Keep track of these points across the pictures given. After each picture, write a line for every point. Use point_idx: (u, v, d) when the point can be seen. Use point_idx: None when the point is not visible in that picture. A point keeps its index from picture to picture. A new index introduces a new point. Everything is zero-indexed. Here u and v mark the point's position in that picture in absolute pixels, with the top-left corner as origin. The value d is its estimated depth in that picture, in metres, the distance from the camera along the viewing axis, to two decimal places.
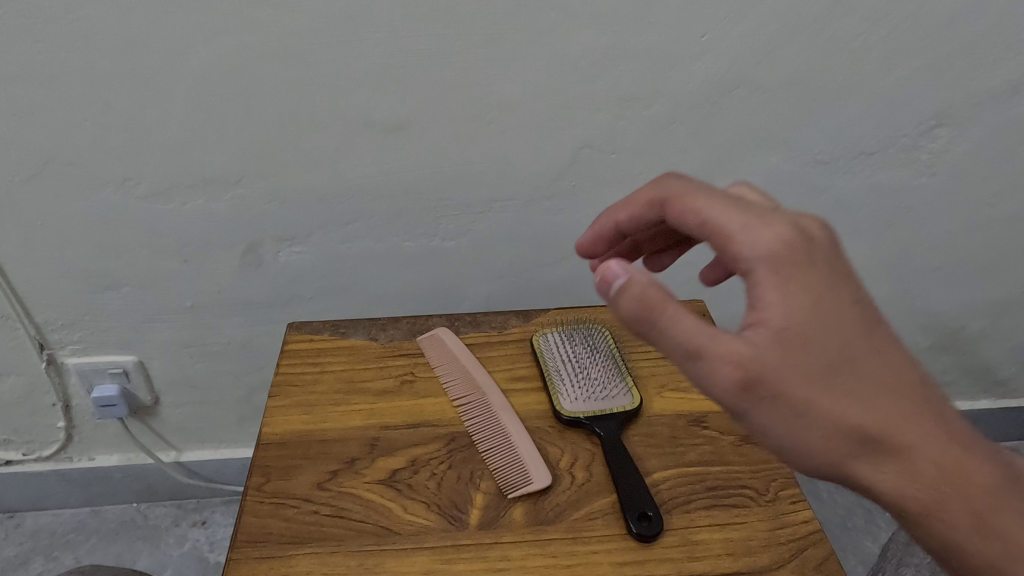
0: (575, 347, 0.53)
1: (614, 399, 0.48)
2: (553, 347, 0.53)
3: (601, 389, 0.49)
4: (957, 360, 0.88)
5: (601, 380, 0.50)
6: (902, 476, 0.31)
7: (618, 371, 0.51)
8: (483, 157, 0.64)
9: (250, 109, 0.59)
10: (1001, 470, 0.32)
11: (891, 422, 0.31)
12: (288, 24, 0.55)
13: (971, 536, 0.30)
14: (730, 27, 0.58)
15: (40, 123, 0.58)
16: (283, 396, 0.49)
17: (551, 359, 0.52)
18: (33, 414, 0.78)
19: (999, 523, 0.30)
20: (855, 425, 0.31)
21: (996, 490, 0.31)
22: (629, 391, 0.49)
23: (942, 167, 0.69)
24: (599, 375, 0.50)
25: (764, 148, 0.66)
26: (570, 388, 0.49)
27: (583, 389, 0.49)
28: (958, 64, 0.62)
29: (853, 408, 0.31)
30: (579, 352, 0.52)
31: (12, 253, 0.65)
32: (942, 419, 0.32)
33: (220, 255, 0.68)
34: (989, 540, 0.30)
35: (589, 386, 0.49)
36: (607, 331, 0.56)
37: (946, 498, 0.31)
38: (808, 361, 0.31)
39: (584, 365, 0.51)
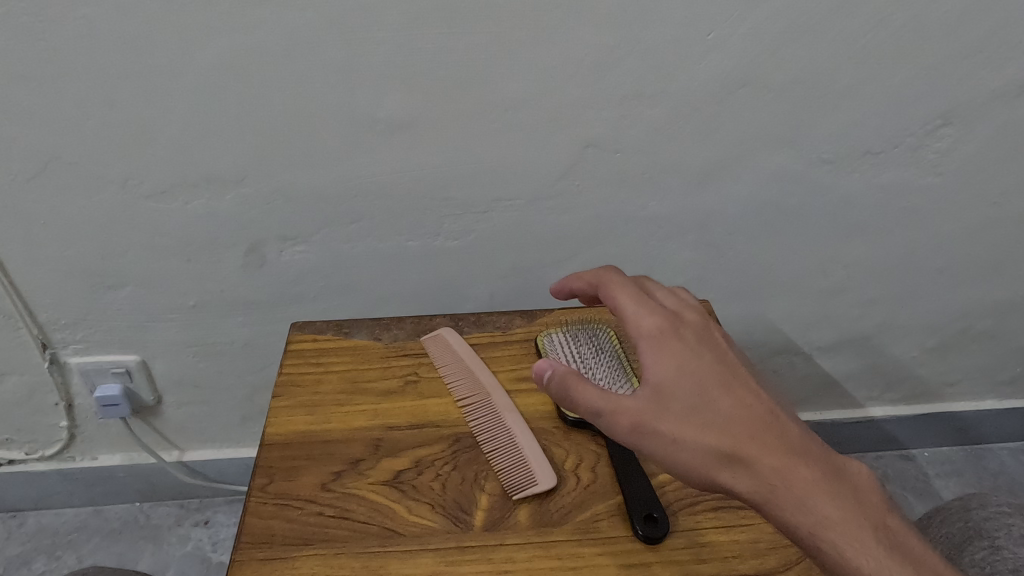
0: (579, 346, 0.53)
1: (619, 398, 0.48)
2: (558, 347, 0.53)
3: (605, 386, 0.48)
4: (962, 360, 0.88)
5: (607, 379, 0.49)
6: (754, 485, 0.37)
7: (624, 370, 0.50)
8: (487, 156, 0.63)
9: (254, 108, 0.58)
10: (842, 478, 0.37)
11: (742, 444, 0.38)
12: (292, 22, 0.54)
13: (812, 528, 0.35)
14: (735, 25, 0.58)
15: (43, 122, 0.57)
16: (286, 396, 0.49)
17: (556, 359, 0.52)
18: (36, 414, 0.78)
19: (835, 514, 0.35)
20: (714, 450, 0.38)
21: (832, 490, 0.36)
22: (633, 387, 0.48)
23: (948, 167, 0.69)
24: (603, 373, 0.49)
25: (769, 147, 0.66)
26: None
27: None
28: (966, 63, 0.62)
29: (705, 433, 0.39)
30: (582, 352, 0.52)
31: (14, 252, 0.65)
32: (788, 441, 0.38)
33: (223, 254, 0.67)
34: (828, 529, 0.35)
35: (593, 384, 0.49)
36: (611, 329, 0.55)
37: (789, 499, 0.36)
38: (668, 400, 0.40)
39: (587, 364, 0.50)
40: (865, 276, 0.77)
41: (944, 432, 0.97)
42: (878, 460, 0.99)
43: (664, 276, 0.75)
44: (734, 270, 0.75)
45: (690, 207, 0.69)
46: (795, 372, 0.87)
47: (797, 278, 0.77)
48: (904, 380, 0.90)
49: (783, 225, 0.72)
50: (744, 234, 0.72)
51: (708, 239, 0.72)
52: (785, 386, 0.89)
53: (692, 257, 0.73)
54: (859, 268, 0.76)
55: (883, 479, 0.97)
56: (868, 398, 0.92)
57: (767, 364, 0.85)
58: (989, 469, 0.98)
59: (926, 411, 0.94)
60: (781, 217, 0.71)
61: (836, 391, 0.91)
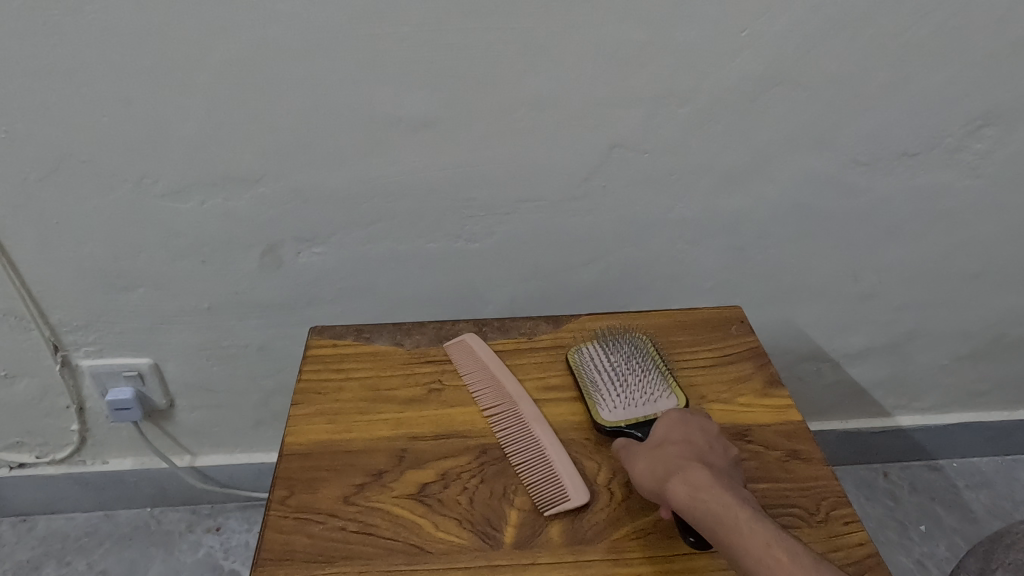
0: (609, 350, 0.51)
1: (657, 403, 0.45)
2: (588, 357, 0.51)
3: (646, 394, 0.46)
4: (994, 369, 0.85)
5: (641, 383, 0.47)
6: (658, 474, 0.38)
7: (657, 372, 0.48)
8: (512, 155, 0.62)
9: (273, 105, 0.57)
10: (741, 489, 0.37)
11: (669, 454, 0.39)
12: (314, 16, 0.53)
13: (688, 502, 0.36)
14: (771, 22, 0.56)
15: (57, 118, 0.56)
16: (306, 404, 0.47)
17: (585, 365, 0.50)
18: (47, 417, 0.77)
19: (720, 498, 0.36)
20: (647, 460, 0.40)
21: (725, 481, 0.37)
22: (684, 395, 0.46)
23: (987, 169, 0.66)
24: (640, 380, 0.47)
25: (803, 148, 0.64)
26: (610, 399, 0.47)
27: (622, 395, 0.47)
28: (1010, 60, 0.60)
29: (649, 449, 0.40)
30: (613, 357, 0.50)
31: (27, 252, 0.63)
32: (710, 454, 0.40)
33: (239, 255, 0.66)
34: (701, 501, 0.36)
35: (629, 391, 0.47)
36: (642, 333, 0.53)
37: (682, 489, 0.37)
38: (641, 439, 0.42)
39: (621, 370, 0.48)
40: (897, 281, 0.75)
41: (974, 442, 0.94)
42: (905, 470, 0.96)
43: (690, 280, 0.73)
44: (762, 275, 0.73)
45: (719, 209, 0.67)
46: (821, 379, 0.85)
47: (826, 283, 0.74)
48: (934, 389, 0.87)
49: (814, 228, 0.69)
50: (773, 237, 0.70)
51: (737, 242, 0.70)
52: (811, 394, 0.86)
53: (719, 260, 0.71)
54: (891, 272, 0.74)
55: (911, 490, 0.94)
56: (896, 406, 0.89)
57: (793, 371, 0.83)
58: (1021, 481, 0.95)
59: (956, 420, 0.91)
60: (812, 220, 0.69)
61: (863, 400, 0.88)
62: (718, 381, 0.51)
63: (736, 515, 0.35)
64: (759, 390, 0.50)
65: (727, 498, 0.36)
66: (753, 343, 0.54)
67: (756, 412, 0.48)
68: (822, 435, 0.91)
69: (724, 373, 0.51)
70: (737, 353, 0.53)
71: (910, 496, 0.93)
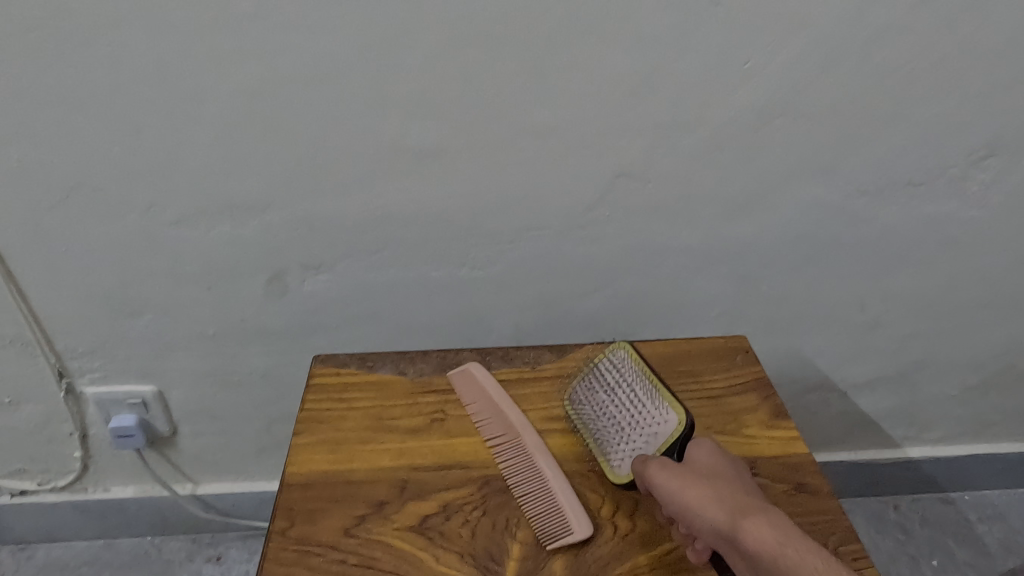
0: (591, 394, 0.48)
1: (659, 432, 0.42)
2: (574, 406, 0.49)
3: (641, 428, 0.43)
4: (1004, 399, 0.84)
5: (633, 416, 0.44)
6: (728, 511, 0.37)
7: (642, 391, 0.44)
8: (517, 184, 0.62)
9: (281, 135, 0.58)
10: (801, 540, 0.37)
11: (731, 491, 0.38)
12: (321, 49, 0.54)
13: (774, 545, 0.35)
14: (773, 54, 0.57)
15: (69, 148, 0.57)
16: (308, 433, 0.47)
17: (576, 418, 0.48)
18: (50, 444, 0.76)
19: (806, 546, 0.35)
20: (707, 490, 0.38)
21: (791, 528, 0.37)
22: (671, 408, 0.42)
23: (992, 199, 0.66)
24: (629, 414, 0.44)
25: (807, 177, 0.64)
26: (614, 448, 0.44)
27: (620, 440, 0.44)
28: (1012, 91, 0.60)
29: (702, 475, 0.39)
30: (598, 398, 0.47)
31: (35, 279, 0.64)
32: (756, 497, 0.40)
33: (245, 282, 0.66)
34: (787, 546, 0.35)
35: (625, 434, 0.44)
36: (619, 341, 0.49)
37: (763, 530, 0.36)
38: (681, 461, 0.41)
39: (611, 412, 0.46)
40: (904, 311, 0.74)
41: (986, 474, 0.93)
42: (915, 502, 0.95)
43: (695, 309, 0.72)
44: (768, 304, 0.73)
45: (724, 238, 0.67)
46: (829, 409, 0.84)
47: (832, 313, 0.74)
48: (944, 419, 0.86)
49: (818, 257, 0.69)
50: (778, 266, 0.70)
51: (742, 271, 0.70)
52: (819, 424, 0.86)
53: (724, 289, 0.71)
54: (897, 302, 0.74)
55: (922, 523, 0.93)
56: (906, 437, 0.88)
57: (800, 400, 0.82)
58: None
59: (967, 452, 0.90)
60: (817, 249, 0.69)
61: (872, 431, 0.87)
62: (724, 412, 0.50)
63: (827, 565, 0.35)
64: (765, 422, 0.49)
65: (812, 547, 0.35)
66: (758, 373, 0.54)
67: (761, 445, 0.48)
68: (831, 466, 0.90)
69: (729, 404, 0.51)
70: (742, 383, 0.53)
71: (921, 529, 0.92)
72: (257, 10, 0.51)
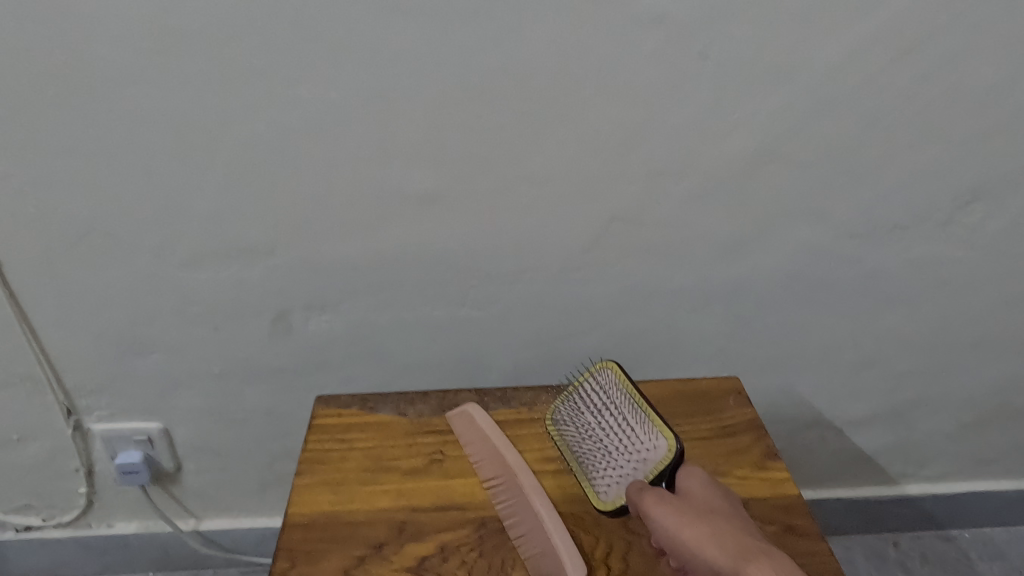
0: (577, 416, 0.49)
1: (648, 458, 0.44)
2: (561, 427, 0.50)
3: (629, 453, 0.44)
4: (1000, 437, 0.85)
5: (620, 441, 0.45)
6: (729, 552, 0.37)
7: (629, 415, 0.45)
8: (515, 228, 0.64)
9: (288, 183, 0.60)
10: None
11: (731, 532, 0.38)
12: (328, 102, 0.56)
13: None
14: (761, 105, 0.59)
15: (85, 195, 0.59)
16: (310, 474, 0.48)
17: (564, 440, 0.50)
18: (56, 480, 0.78)
19: None
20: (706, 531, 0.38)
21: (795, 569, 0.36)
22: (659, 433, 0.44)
23: (978, 242, 0.68)
24: (617, 439, 0.45)
25: (797, 221, 0.66)
26: (604, 475, 0.46)
27: (608, 465, 0.46)
28: (992, 139, 0.62)
29: (699, 514, 0.39)
30: (584, 420, 0.48)
31: (48, 319, 0.66)
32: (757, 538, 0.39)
33: (250, 322, 0.68)
34: None
35: (613, 459, 0.45)
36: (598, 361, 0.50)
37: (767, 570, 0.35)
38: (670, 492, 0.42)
39: (599, 437, 0.47)
40: (896, 349, 0.76)
41: (985, 511, 0.93)
42: (915, 539, 0.95)
43: (690, 348, 0.74)
44: (762, 343, 0.74)
45: (717, 279, 0.69)
46: (825, 447, 0.85)
47: (826, 351, 0.75)
48: (941, 457, 0.87)
49: (811, 298, 0.71)
50: (771, 306, 0.71)
51: (736, 311, 0.71)
52: (816, 461, 0.86)
53: (719, 328, 0.73)
54: (890, 341, 0.75)
55: (922, 562, 0.92)
56: (904, 475, 0.89)
57: (796, 437, 0.83)
58: None
59: (965, 489, 0.90)
60: (809, 290, 0.70)
61: (870, 468, 0.88)
62: (716, 453, 0.51)
63: None
64: (757, 463, 0.51)
65: None
66: (751, 414, 0.55)
67: (752, 486, 0.49)
68: (830, 503, 0.90)
69: (722, 445, 0.52)
70: (735, 424, 0.54)
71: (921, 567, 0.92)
72: (265, 66, 0.54)
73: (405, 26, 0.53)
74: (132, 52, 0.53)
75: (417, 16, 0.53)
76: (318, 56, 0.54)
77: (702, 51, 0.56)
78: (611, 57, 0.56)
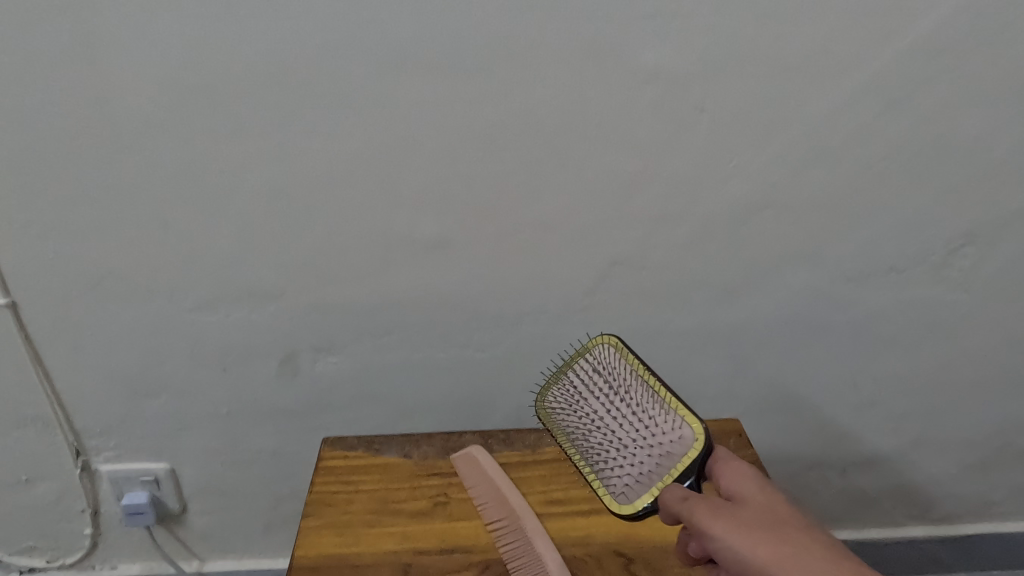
0: (584, 405, 0.49)
1: (674, 449, 0.43)
2: (561, 418, 0.50)
3: (652, 443, 0.44)
4: (1004, 478, 0.85)
5: (643, 432, 0.45)
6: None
7: (653, 401, 0.45)
8: (519, 271, 0.66)
9: (298, 228, 0.62)
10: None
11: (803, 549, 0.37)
12: (339, 152, 0.58)
13: None
14: (756, 153, 0.61)
15: (103, 240, 0.61)
16: (316, 516, 0.49)
17: (566, 430, 0.49)
18: (62, 521, 0.78)
19: None
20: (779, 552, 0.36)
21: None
22: (686, 422, 0.43)
23: (973, 284, 0.69)
24: (638, 430, 0.45)
25: (794, 264, 0.67)
26: (619, 470, 0.45)
27: (625, 459, 0.45)
28: (982, 185, 0.64)
29: (768, 530, 0.38)
30: (594, 410, 0.48)
31: (61, 361, 0.67)
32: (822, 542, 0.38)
33: (259, 364, 0.69)
34: None
35: (631, 453, 0.45)
36: (613, 339, 0.49)
37: None
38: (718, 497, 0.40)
39: (616, 428, 0.46)
40: (897, 389, 0.76)
41: (993, 553, 0.92)
42: None
43: (692, 389, 0.75)
44: (763, 384, 0.75)
45: (717, 320, 0.70)
46: (830, 487, 0.85)
47: (827, 392, 0.76)
48: (945, 497, 0.86)
49: (810, 339, 0.72)
50: (771, 347, 0.72)
51: (736, 352, 0.72)
52: (821, 502, 0.86)
53: (720, 369, 0.73)
54: (890, 382, 0.76)
55: None
56: (910, 516, 0.88)
57: (800, 477, 0.83)
58: None
59: (972, 530, 0.90)
60: (808, 331, 0.71)
61: (875, 509, 0.87)
62: None
63: None
64: None
65: None
66: (752, 456, 0.56)
67: None
68: None
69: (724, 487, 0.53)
70: None
71: None
72: (280, 118, 0.57)
73: (414, 80, 0.56)
74: (153, 106, 0.55)
75: (425, 71, 0.55)
76: (331, 109, 0.56)
77: (698, 103, 0.58)
78: (611, 108, 0.58)
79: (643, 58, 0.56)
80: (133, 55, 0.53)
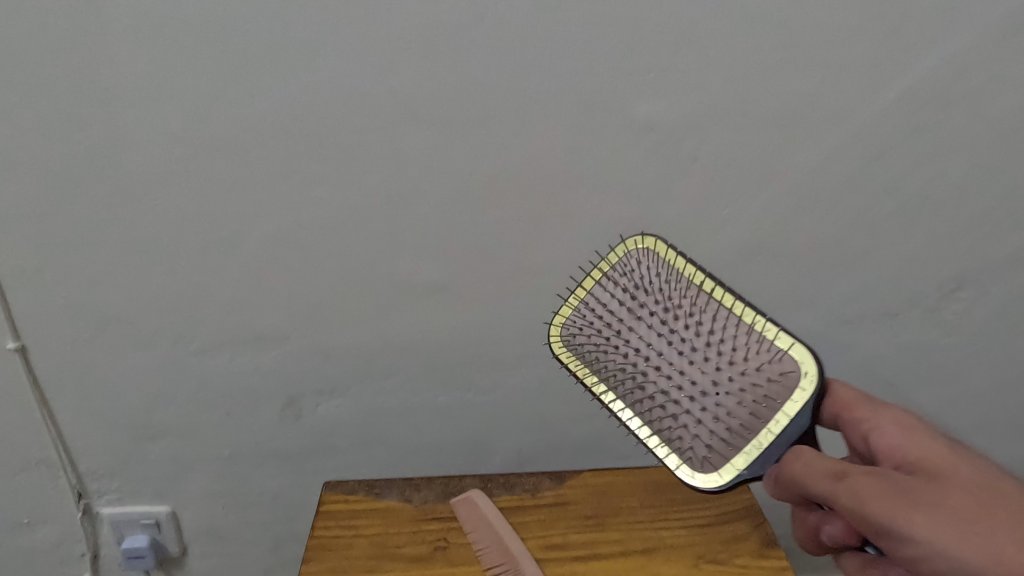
0: (643, 334, 0.49)
1: (788, 381, 0.46)
2: (611, 349, 0.50)
3: (756, 379, 0.47)
4: None
5: (739, 367, 0.47)
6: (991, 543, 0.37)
7: (742, 335, 0.48)
8: (519, 315, 0.67)
9: (303, 273, 0.63)
10: None
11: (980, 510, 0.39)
12: (344, 200, 0.60)
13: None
14: (749, 201, 0.63)
15: (112, 286, 0.63)
16: (316, 561, 0.49)
17: (618, 363, 0.49)
18: (61, 565, 0.78)
19: None
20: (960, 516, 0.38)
21: None
22: (793, 358, 0.46)
23: (967, 328, 0.70)
24: (732, 366, 0.47)
25: (789, 308, 0.68)
26: (708, 405, 0.47)
27: (720, 395, 0.47)
28: (971, 232, 0.65)
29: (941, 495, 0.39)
30: (664, 338, 0.48)
31: (68, 404, 0.68)
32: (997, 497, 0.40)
33: (262, 407, 0.70)
34: None
35: (730, 389, 0.47)
36: (690, 264, 0.50)
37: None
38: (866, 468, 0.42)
39: (697, 362, 0.48)
40: None
41: None
42: None
43: None
44: None
45: None
46: None
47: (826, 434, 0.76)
48: None
49: None
50: None
51: None
52: None
53: None
54: None
55: None
56: None
57: None
58: None
59: None
60: None
61: None
62: (715, 541, 0.52)
63: None
64: (755, 551, 0.51)
65: None
66: (749, 500, 0.56)
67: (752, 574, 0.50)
68: None
69: (721, 532, 0.53)
70: (734, 510, 0.55)
71: None
72: (287, 168, 0.59)
73: (417, 133, 0.58)
74: (165, 157, 0.58)
75: (428, 124, 0.58)
76: (336, 160, 0.59)
77: (692, 152, 0.60)
78: (607, 158, 0.60)
79: (638, 111, 0.58)
80: (148, 110, 0.56)
